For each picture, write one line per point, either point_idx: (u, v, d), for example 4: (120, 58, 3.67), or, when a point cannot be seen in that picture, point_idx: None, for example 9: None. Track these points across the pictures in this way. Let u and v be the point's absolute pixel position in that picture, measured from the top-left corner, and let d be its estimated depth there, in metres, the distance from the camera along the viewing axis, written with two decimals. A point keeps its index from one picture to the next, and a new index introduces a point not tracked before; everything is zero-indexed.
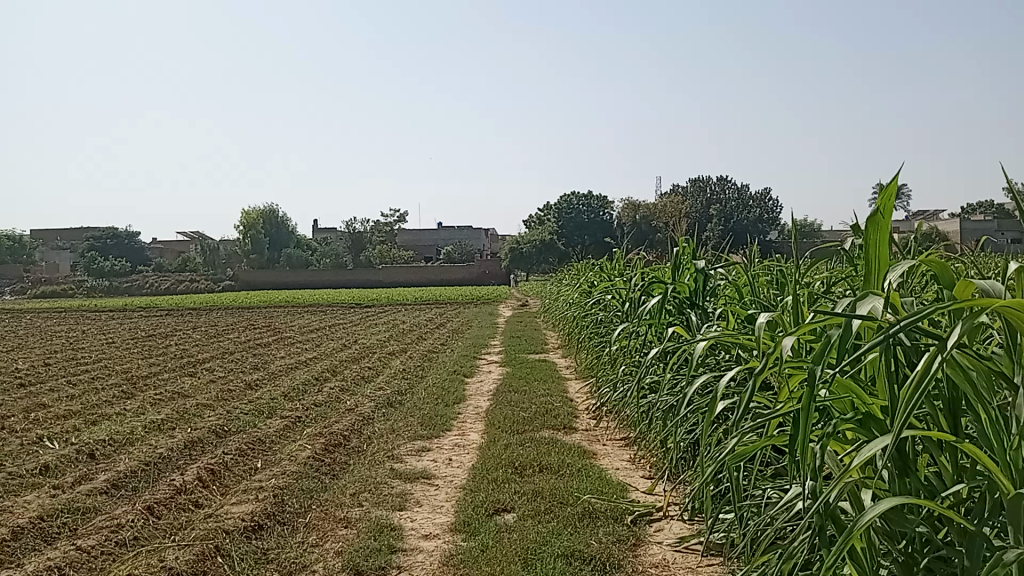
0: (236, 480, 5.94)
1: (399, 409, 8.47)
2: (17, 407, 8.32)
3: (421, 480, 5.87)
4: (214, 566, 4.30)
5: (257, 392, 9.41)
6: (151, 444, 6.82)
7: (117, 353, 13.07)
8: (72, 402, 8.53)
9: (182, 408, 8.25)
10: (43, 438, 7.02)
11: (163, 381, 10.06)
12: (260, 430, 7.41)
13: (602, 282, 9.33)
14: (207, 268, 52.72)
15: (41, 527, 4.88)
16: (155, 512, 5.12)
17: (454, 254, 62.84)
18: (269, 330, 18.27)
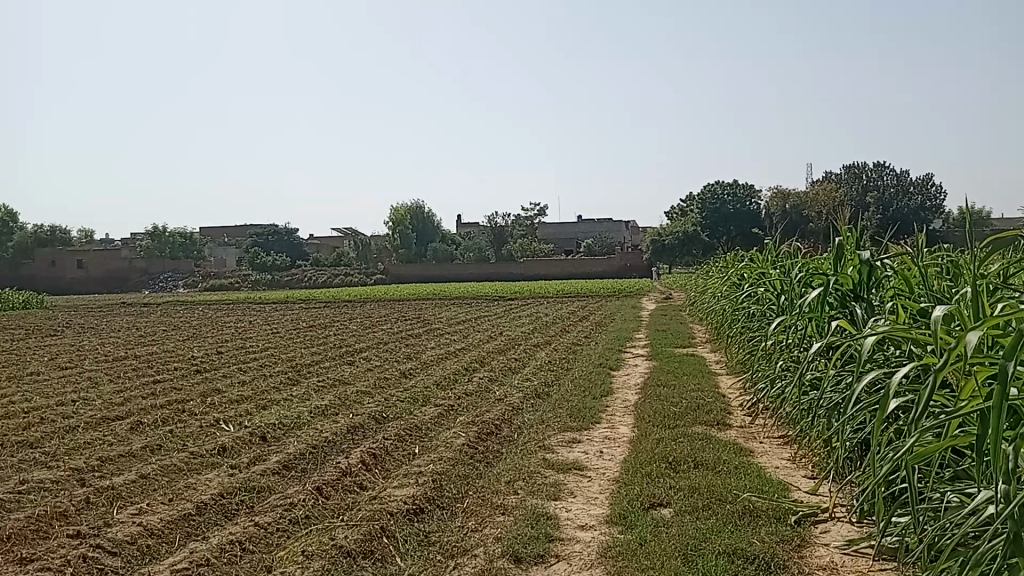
0: (396, 465, 6.17)
1: (548, 400, 8.55)
2: (196, 391, 8.93)
3: (573, 471, 5.90)
4: (380, 546, 4.49)
5: (410, 380, 9.72)
6: (317, 428, 7.18)
7: (281, 343, 13.85)
8: (244, 388, 9.09)
9: (343, 395, 8.65)
10: (220, 420, 7.51)
11: (324, 369, 10.59)
12: (415, 417, 7.65)
13: (754, 274, 9.05)
14: (358, 263, 54.86)
15: (222, 503, 5.24)
16: (323, 492, 5.41)
17: (596, 246, 62.70)
18: (419, 321, 18.83)
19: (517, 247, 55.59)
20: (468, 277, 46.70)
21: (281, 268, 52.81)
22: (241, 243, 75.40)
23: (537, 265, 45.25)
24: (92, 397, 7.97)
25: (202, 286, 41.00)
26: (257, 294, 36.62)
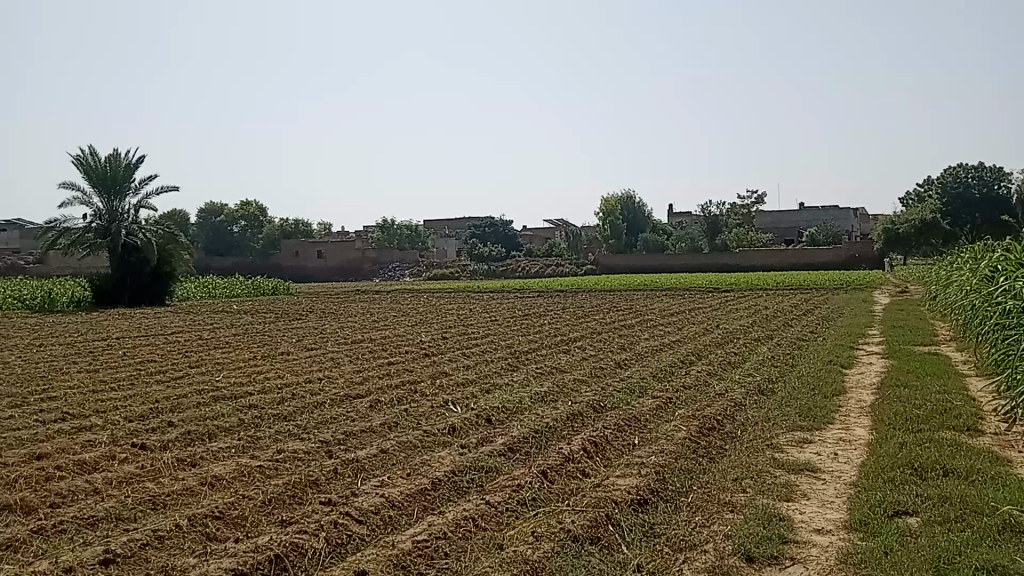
0: (617, 454, 6.19)
1: (772, 397, 8.21)
2: (425, 373, 9.42)
3: (805, 472, 5.63)
4: (607, 533, 4.52)
5: (627, 371, 9.70)
6: (538, 414, 7.35)
7: (500, 330, 14.30)
8: (469, 373, 9.48)
9: (562, 383, 8.80)
10: (448, 402, 7.87)
11: (543, 356, 10.82)
12: (634, 408, 7.64)
13: (1011, 268, 8.16)
14: (571, 252, 55.46)
15: (454, 481, 5.49)
16: (549, 477, 5.53)
17: (818, 236, 59.32)
18: (632, 312, 18.75)
19: (732, 237, 53.77)
20: (680, 267, 45.83)
21: (497, 258, 54.56)
22: (459, 234, 78.66)
23: (753, 255, 43.56)
24: (334, 375, 8.64)
25: (426, 275, 43.18)
26: (476, 283, 38.05)
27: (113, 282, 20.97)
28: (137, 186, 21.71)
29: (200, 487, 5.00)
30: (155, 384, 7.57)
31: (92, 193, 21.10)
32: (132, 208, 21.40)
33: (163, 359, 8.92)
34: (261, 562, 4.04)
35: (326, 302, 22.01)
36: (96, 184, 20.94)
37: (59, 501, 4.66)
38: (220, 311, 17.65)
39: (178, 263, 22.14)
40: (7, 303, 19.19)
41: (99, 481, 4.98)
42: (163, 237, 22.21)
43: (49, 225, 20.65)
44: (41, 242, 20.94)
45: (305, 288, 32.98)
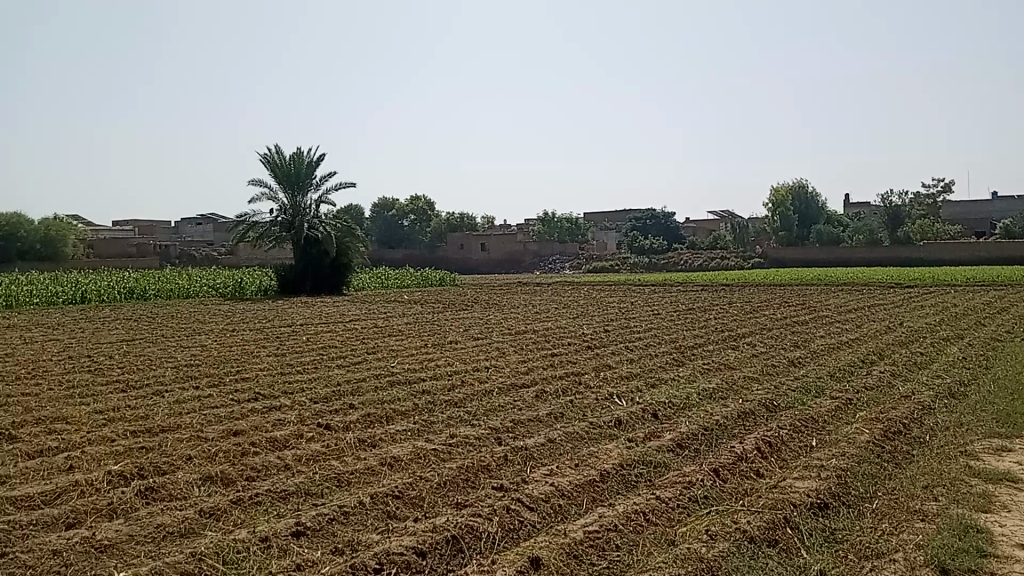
0: (794, 456, 5.94)
1: (966, 402, 7.63)
2: (590, 365, 9.40)
3: (1006, 483, 5.20)
4: (785, 536, 4.36)
5: (801, 370, 9.30)
6: (708, 410, 7.17)
7: (665, 324, 14.08)
8: (634, 366, 9.38)
9: (732, 380, 8.55)
10: (613, 395, 7.71)
11: (710, 352, 10.56)
12: (810, 408, 7.30)
13: None
14: (740, 243, 53.66)
15: (623, 474, 5.34)
16: (721, 475, 5.38)
17: (1012, 228, 54.44)
18: (804, 308, 17.95)
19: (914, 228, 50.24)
20: (855, 260, 43.37)
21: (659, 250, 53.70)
22: (620, 227, 78.14)
23: (938, 247, 40.54)
24: (501, 365, 8.80)
25: (585, 266, 42.54)
26: (639, 275, 37.60)
27: (296, 273, 22.38)
28: (318, 182, 22.92)
29: (380, 468, 5.23)
30: (335, 368, 7.99)
31: (278, 189, 22.51)
32: (313, 203, 22.65)
33: (342, 346, 9.40)
34: (439, 543, 4.18)
35: (490, 294, 22.47)
36: (282, 181, 22.31)
37: (255, 475, 5.01)
38: (391, 301, 18.41)
39: (354, 255, 23.21)
40: (205, 290, 21.01)
41: (289, 457, 5.31)
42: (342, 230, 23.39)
43: (240, 219, 22.26)
44: (234, 235, 22.60)
45: (469, 279, 33.77)
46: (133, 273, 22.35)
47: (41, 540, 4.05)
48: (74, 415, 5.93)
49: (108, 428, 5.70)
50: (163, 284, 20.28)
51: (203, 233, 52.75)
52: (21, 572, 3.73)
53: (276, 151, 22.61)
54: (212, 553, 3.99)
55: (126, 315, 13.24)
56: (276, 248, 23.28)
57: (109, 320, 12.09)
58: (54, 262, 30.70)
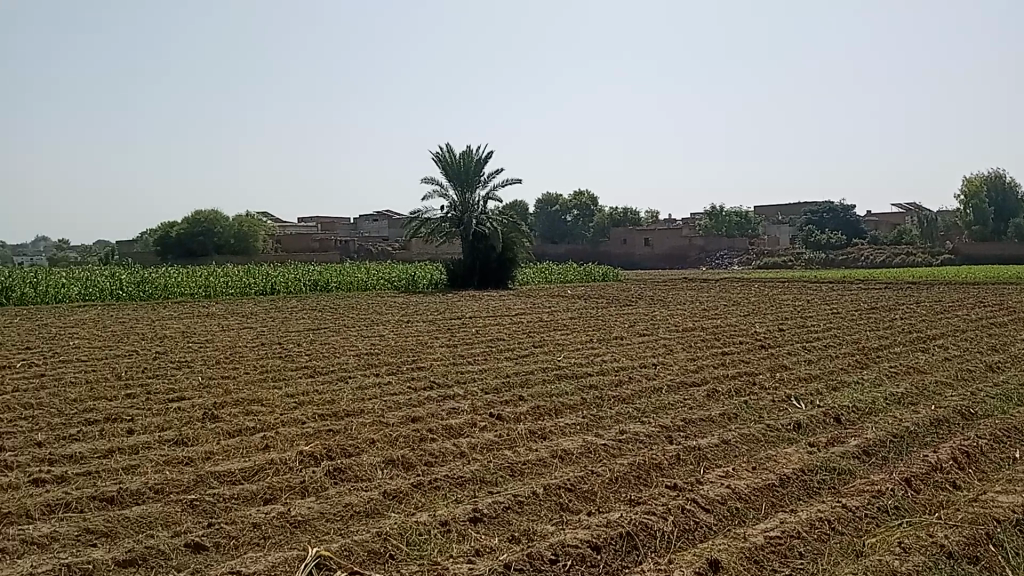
0: (996, 469, 5.47)
1: None
2: (764, 364, 9.05)
3: None
4: (989, 555, 4.02)
5: (1001, 376, 8.54)
6: (896, 416, 6.72)
7: (845, 324, 13.35)
8: (812, 367, 8.95)
9: (922, 385, 7.98)
10: (790, 397, 7.27)
11: (896, 354, 9.90)
12: (1014, 418, 6.69)
13: None
14: (926, 234, 49.98)
15: (804, 479, 5.09)
16: (913, 485, 5.04)
17: None
18: (1004, 309, 16.46)
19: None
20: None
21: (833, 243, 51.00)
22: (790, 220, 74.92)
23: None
24: (670, 362, 8.64)
25: (756, 261, 40.32)
26: (812, 270, 35.83)
27: (465, 267, 23.01)
28: (487, 178, 23.37)
29: (552, 460, 5.27)
30: (505, 360, 8.13)
31: (448, 186, 23.17)
32: (482, 199, 23.14)
33: (510, 338, 9.56)
34: (614, 539, 4.16)
35: (655, 290, 22.13)
36: (453, 178, 22.90)
37: (433, 461, 5.18)
38: (556, 296, 18.53)
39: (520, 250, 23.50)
40: (381, 283, 22.07)
41: (464, 446, 5.45)
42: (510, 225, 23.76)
43: (414, 215, 23.10)
44: (408, 230, 23.47)
45: (633, 274, 33.35)
46: (317, 266, 23.80)
47: (243, 512, 4.36)
48: (268, 397, 6.36)
49: (298, 410, 6.07)
50: (342, 276, 21.45)
51: (377, 229, 55.32)
52: (227, 541, 4.04)
53: (447, 149, 23.27)
54: (395, 534, 4.16)
55: (311, 306, 14.08)
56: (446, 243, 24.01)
57: (295, 310, 12.90)
58: (248, 256, 33.15)
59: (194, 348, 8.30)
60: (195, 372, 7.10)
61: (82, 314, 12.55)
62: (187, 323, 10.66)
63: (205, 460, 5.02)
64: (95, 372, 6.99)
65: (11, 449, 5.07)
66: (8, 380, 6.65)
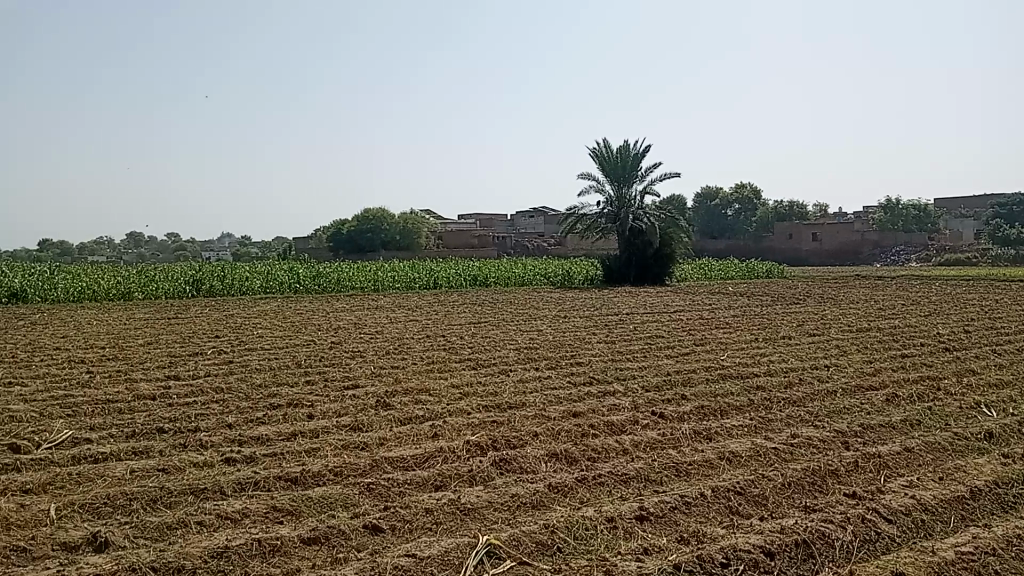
0: None
1: None
2: (948, 368, 8.44)
3: None
4: None
5: None
6: None
7: None
8: (1004, 372, 8.25)
9: None
10: (981, 404, 6.77)
11: None
12: None
13: None
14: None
15: (999, 493, 4.72)
16: None
17: None
18: None
19: None
20: None
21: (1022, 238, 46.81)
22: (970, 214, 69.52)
23: None
24: (843, 364, 8.23)
25: (935, 256, 37.53)
26: (999, 267, 33.00)
27: (621, 262, 22.88)
28: (645, 172, 23.15)
29: (719, 461, 5.15)
30: (666, 358, 8.02)
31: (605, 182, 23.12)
32: (639, 194, 22.95)
33: (670, 336, 9.41)
34: (789, 546, 4.02)
35: (821, 288, 21.13)
36: (610, 173, 22.84)
37: (597, 456, 5.19)
38: (715, 293, 18.05)
39: (677, 246, 23.09)
40: (538, 278, 22.37)
41: (627, 442, 5.42)
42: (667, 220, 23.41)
43: (570, 211, 23.23)
44: (565, 226, 23.66)
45: (798, 271, 31.81)
46: (475, 261, 24.39)
47: (415, 497, 4.52)
48: (434, 388, 6.57)
49: (464, 401, 6.23)
50: (500, 270, 21.88)
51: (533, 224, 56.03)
52: (402, 524, 4.19)
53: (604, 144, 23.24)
54: (563, 527, 4.19)
55: (472, 300, 14.43)
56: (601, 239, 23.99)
57: (457, 305, 13.27)
58: (411, 252, 34.66)
59: (364, 339, 8.70)
60: (367, 362, 7.44)
61: (265, 305, 13.43)
62: (358, 315, 11.20)
63: (378, 446, 5.24)
64: (277, 360, 7.46)
65: (206, 428, 5.49)
66: (201, 365, 7.21)
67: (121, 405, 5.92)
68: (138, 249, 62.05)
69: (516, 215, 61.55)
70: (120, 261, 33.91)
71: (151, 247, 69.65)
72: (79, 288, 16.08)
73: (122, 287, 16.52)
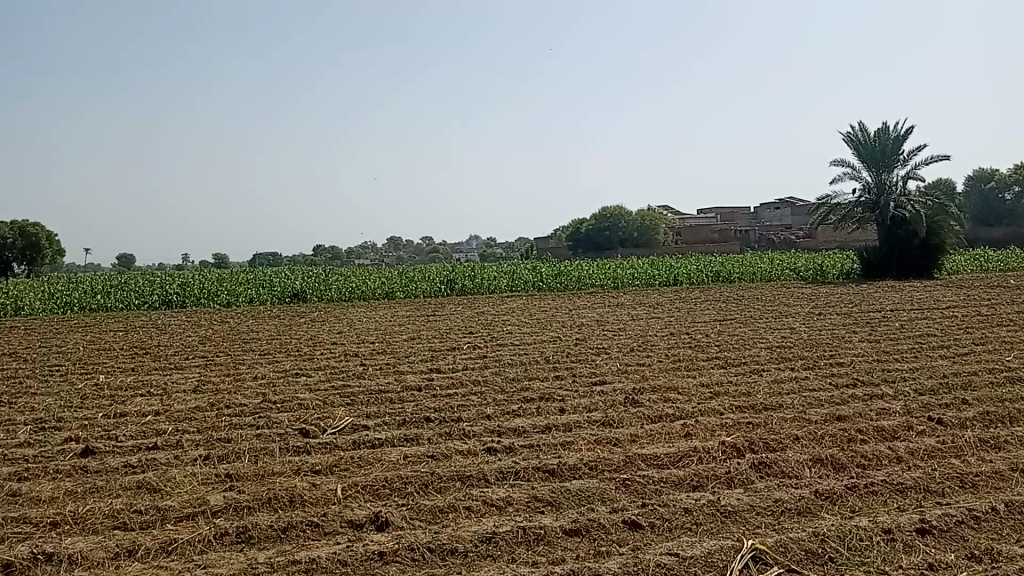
0: None
1: None
2: None
3: None
4: None
5: None
6: None
7: None
8: None
9: None
10: None
11: None
12: None
13: None
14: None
15: None
16: None
17: None
18: None
19: None
20: None
21: None
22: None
23: None
24: None
25: None
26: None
27: (881, 255, 21.17)
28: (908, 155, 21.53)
29: (1014, 474, 4.61)
30: (940, 359, 7.33)
31: (862, 168, 21.78)
32: (902, 179, 21.38)
33: (943, 334, 8.60)
34: None
35: None
36: (868, 159, 21.49)
37: (867, 464, 4.83)
38: (992, 287, 16.28)
39: (949, 234, 21.01)
40: (785, 273, 21.46)
41: (901, 450, 5.00)
42: (932, 208, 21.48)
43: (821, 202, 22.04)
44: (817, 216, 22.56)
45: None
46: (719, 257, 23.90)
47: (673, 496, 4.44)
48: (684, 386, 6.45)
49: (716, 401, 6.06)
50: (744, 266, 21.23)
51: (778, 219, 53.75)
52: (662, 522, 4.13)
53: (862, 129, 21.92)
54: (834, 536, 3.94)
55: (717, 296, 14.09)
56: (858, 229, 22.50)
57: (701, 301, 13.00)
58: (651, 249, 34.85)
59: (609, 336, 8.75)
60: (614, 359, 7.46)
61: (516, 303, 13.94)
62: (603, 312, 11.29)
63: (632, 443, 5.22)
64: (527, 355, 7.70)
65: (467, 419, 5.76)
66: (458, 360, 7.60)
67: (391, 395, 6.37)
68: (396, 253, 66.88)
69: (759, 207, 59.70)
70: (385, 262, 36.90)
71: (404, 251, 75.00)
72: (350, 288, 17.60)
73: (387, 287, 17.81)
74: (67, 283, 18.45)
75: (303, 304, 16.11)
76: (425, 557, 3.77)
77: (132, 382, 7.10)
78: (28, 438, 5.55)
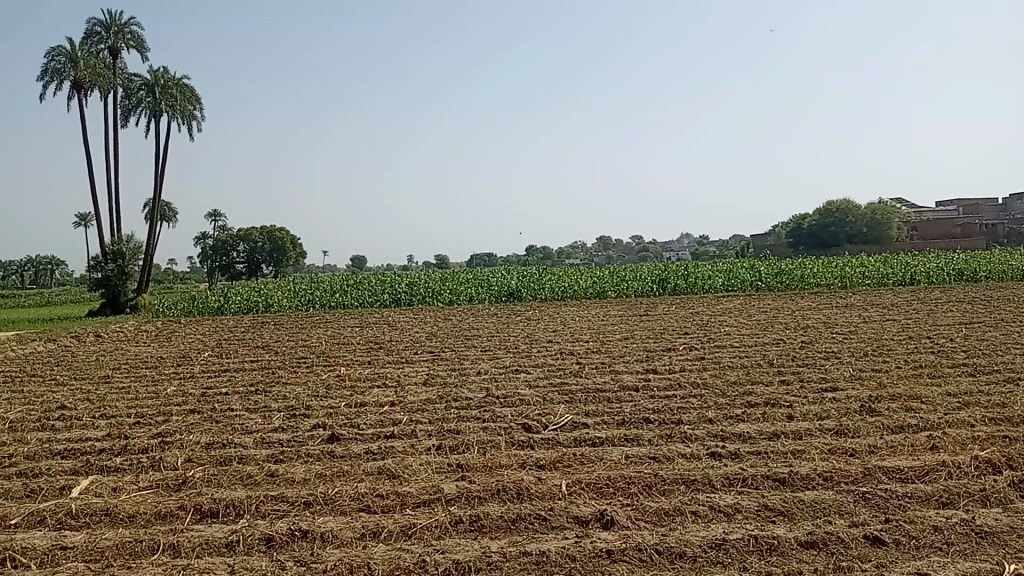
0: None
1: None
2: None
3: None
4: None
5: None
6: None
7: None
8: None
9: None
10: None
11: None
12: None
13: None
14: None
15: None
16: None
17: None
18: None
19: None
20: None
21: None
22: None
23: None
24: None
25: None
26: None
27: None
28: None
29: None
30: None
31: None
32: None
33: None
34: None
35: None
36: None
37: None
38: None
39: None
40: None
41: None
42: None
43: None
44: None
45: None
46: (960, 253, 21.90)
47: (921, 513, 4.13)
48: (927, 395, 5.99)
49: (966, 412, 5.58)
50: (990, 264, 19.34)
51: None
52: (909, 540, 3.85)
53: None
54: None
55: (960, 298, 12.93)
56: None
57: (942, 303, 11.98)
58: (879, 246, 32.72)
59: (837, 339, 8.29)
60: (844, 364, 7.07)
61: (735, 304, 13.56)
62: (830, 314, 10.70)
63: (870, 454, 4.92)
64: (747, 357, 7.48)
65: (689, 422, 5.68)
66: (675, 361, 7.51)
67: (610, 395, 6.41)
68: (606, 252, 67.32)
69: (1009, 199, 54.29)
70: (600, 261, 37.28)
71: (612, 250, 75.31)
72: (562, 287, 17.89)
73: (598, 287, 17.92)
74: (306, 283, 20.16)
75: (520, 303, 16.59)
76: (654, 559, 3.76)
77: (369, 374, 7.64)
78: (282, 423, 6.12)
